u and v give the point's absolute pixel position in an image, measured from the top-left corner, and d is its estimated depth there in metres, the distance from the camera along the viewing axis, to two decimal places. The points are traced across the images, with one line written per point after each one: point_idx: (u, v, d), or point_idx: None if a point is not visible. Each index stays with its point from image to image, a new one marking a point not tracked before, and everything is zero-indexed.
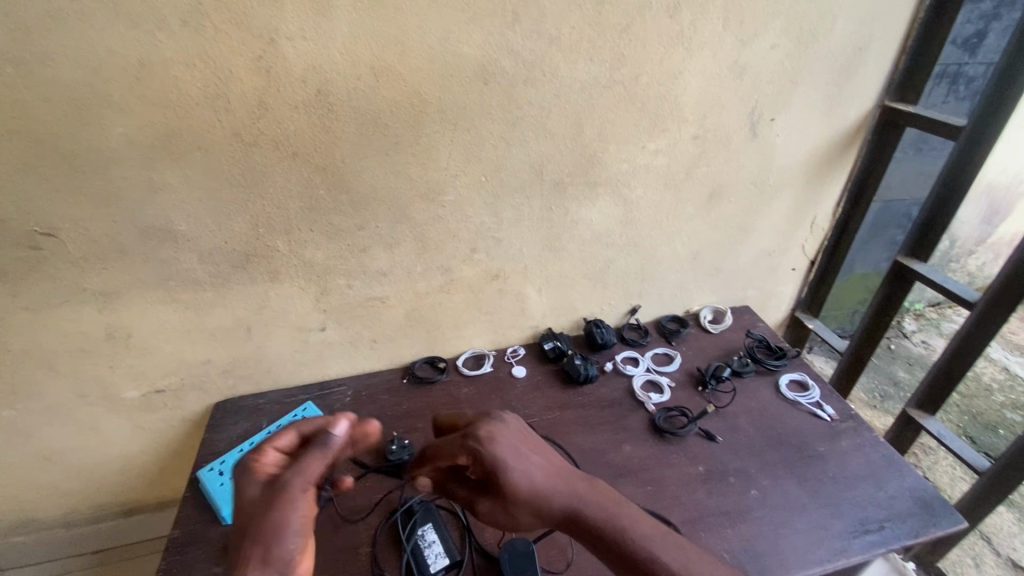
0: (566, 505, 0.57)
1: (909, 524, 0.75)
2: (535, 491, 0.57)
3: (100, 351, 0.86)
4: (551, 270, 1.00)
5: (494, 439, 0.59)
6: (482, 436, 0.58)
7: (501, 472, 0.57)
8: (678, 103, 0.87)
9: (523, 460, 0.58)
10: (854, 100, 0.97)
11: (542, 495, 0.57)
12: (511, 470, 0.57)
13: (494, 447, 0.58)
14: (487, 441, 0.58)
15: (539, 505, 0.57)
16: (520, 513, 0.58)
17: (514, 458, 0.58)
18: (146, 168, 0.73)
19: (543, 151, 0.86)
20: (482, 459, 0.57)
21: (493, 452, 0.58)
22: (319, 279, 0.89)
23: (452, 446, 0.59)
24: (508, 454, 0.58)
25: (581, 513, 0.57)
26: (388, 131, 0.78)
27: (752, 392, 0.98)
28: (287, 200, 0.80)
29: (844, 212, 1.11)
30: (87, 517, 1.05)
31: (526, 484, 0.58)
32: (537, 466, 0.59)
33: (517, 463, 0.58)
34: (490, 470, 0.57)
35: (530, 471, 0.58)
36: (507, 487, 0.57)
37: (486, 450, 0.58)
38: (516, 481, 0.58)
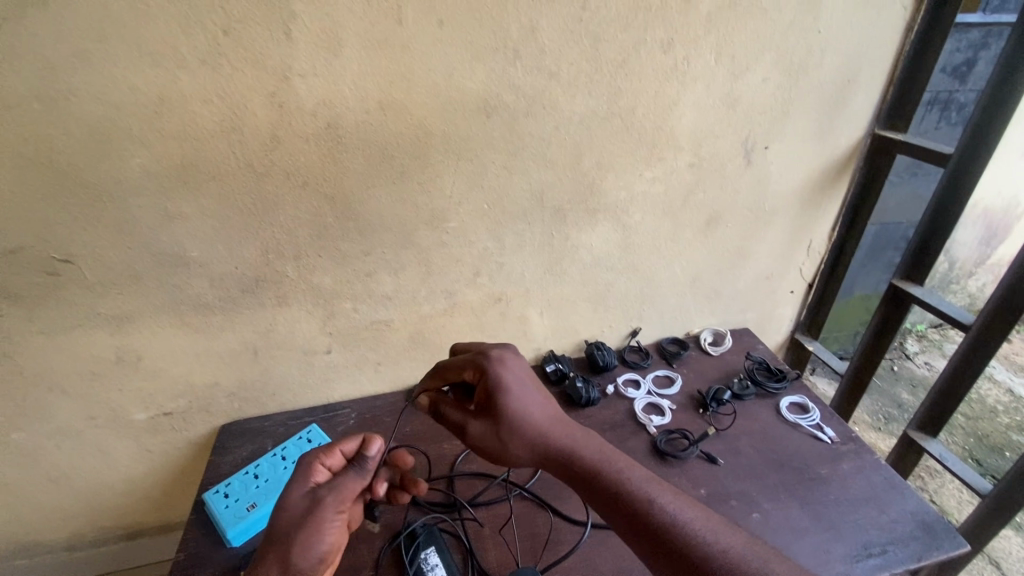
0: (554, 441, 0.65)
1: (911, 548, 0.75)
2: (529, 419, 0.66)
3: (110, 374, 0.88)
4: (552, 294, 1.02)
5: (504, 362, 0.69)
6: (493, 356, 0.70)
7: (502, 393, 0.66)
8: (673, 132, 0.90)
9: (524, 393, 0.67)
10: (845, 129, 1.00)
11: (536, 427, 0.66)
12: (512, 395, 0.67)
13: (502, 369, 0.68)
14: (498, 364, 0.69)
15: (530, 435, 0.65)
16: (513, 442, 0.65)
17: (518, 385, 0.67)
18: (162, 198, 0.76)
19: (543, 179, 0.89)
20: (489, 378, 0.68)
21: (500, 374, 0.68)
22: (325, 303, 0.91)
23: (466, 359, 0.71)
24: (510, 383, 0.67)
25: (570, 450, 0.64)
26: (394, 161, 0.81)
27: (753, 414, 0.99)
28: (296, 227, 0.82)
29: (840, 236, 1.13)
30: (91, 540, 1.05)
31: (523, 411, 0.66)
32: (535, 404, 0.67)
33: (519, 388, 0.67)
34: (493, 390, 0.67)
35: (528, 400, 0.67)
36: (505, 409, 0.66)
37: (494, 369, 0.68)
38: (514, 409, 0.66)
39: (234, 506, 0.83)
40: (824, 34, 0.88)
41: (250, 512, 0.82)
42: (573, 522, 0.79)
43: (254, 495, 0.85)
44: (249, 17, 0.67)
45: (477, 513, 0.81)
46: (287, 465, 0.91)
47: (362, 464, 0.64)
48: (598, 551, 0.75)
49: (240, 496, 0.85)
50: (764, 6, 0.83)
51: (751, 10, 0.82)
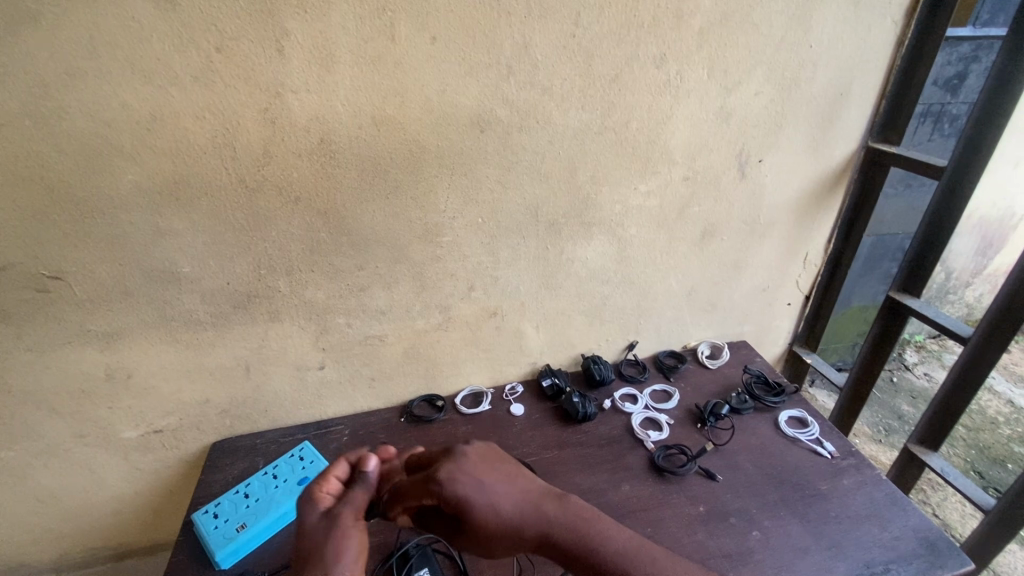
0: (538, 532, 0.59)
1: (914, 566, 0.73)
2: (507, 521, 0.58)
3: (100, 392, 0.87)
4: (548, 307, 1.01)
5: (458, 476, 0.58)
6: (443, 477, 0.58)
7: (466, 509, 0.57)
8: (667, 146, 0.90)
9: (488, 495, 0.58)
10: (839, 142, 1.00)
11: (514, 526, 0.58)
12: (476, 506, 0.57)
13: (458, 485, 0.58)
14: (450, 478, 0.58)
15: (513, 536, 0.59)
16: (497, 547, 0.59)
17: (479, 488, 0.58)
18: (153, 214, 0.75)
19: (538, 193, 0.88)
20: (444, 501, 0.57)
21: (456, 487, 0.58)
22: (319, 318, 0.90)
23: (410, 488, 0.59)
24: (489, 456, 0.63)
25: (555, 539, 0.59)
26: (388, 176, 0.80)
27: (752, 429, 0.98)
28: (289, 242, 0.82)
29: (836, 248, 1.13)
30: (79, 560, 1.03)
31: (498, 514, 0.58)
32: (504, 497, 0.59)
33: (485, 493, 0.58)
34: (454, 511, 0.57)
35: (500, 495, 0.59)
36: (477, 524, 0.57)
37: (449, 489, 0.57)
38: (487, 516, 0.58)
39: (223, 527, 0.81)
40: (815, 48, 0.89)
41: (241, 532, 0.80)
42: None
43: (245, 515, 0.83)
44: (242, 34, 0.67)
45: None
46: (278, 484, 0.89)
47: (368, 475, 0.61)
48: None
49: (230, 516, 0.83)
50: (755, 21, 0.83)
51: (743, 25, 0.83)
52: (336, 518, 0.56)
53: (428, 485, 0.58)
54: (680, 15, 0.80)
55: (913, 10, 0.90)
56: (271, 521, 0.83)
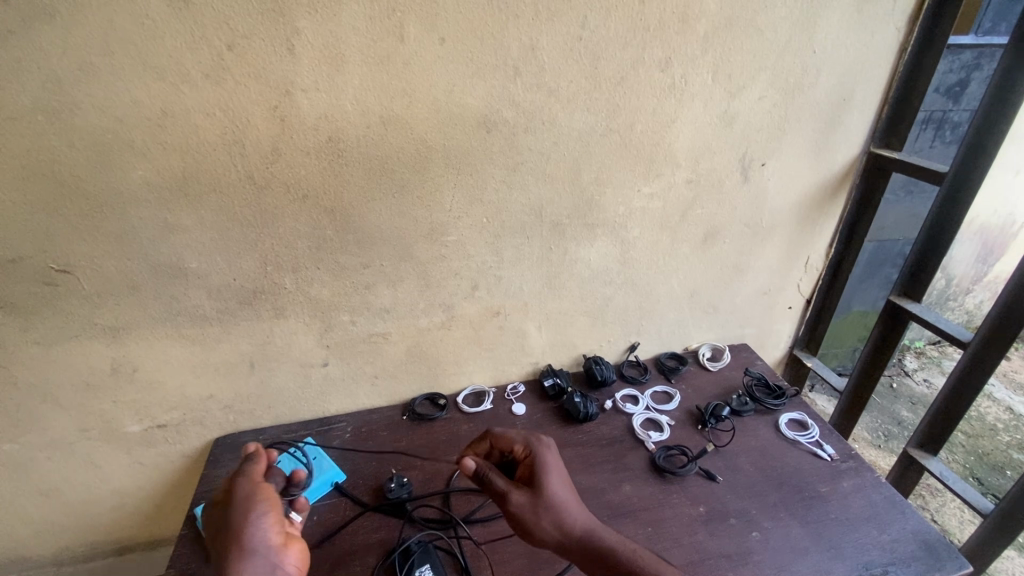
0: (585, 522, 0.66)
1: (912, 568, 0.74)
2: (563, 497, 0.68)
3: (105, 386, 0.87)
4: (551, 308, 1.02)
5: (552, 450, 0.73)
6: (544, 441, 0.74)
7: (546, 470, 0.69)
8: (671, 150, 0.91)
9: (563, 475, 0.70)
10: (841, 147, 1.01)
11: (569, 504, 0.67)
12: (554, 476, 0.70)
13: (550, 455, 0.72)
14: (546, 450, 0.73)
15: (562, 513, 0.66)
16: (547, 515, 0.66)
17: (561, 471, 0.72)
18: (162, 210, 0.76)
19: (542, 194, 0.89)
20: (537, 457, 0.71)
21: (545, 456, 0.71)
22: (323, 315, 0.91)
23: (518, 435, 0.75)
24: (556, 459, 0.72)
25: (594, 533, 0.66)
26: (394, 175, 0.81)
27: (752, 431, 0.98)
28: (295, 239, 0.82)
29: (838, 252, 1.13)
30: (81, 555, 1.03)
31: (561, 490, 0.68)
32: (569, 496, 0.69)
33: (560, 473, 0.71)
34: (539, 465, 0.70)
35: (567, 487, 0.70)
36: (546, 484, 0.68)
37: (542, 452, 0.72)
38: (555, 484, 0.69)
39: None
40: (819, 54, 0.89)
41: None
42: None
43: None
44: (253, 32, 0.68)
45: (473, 532, 0.80)
46: None
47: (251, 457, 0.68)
48: None
49: None
50: (760, 27, 0.84)
51: (746, 30, 0.84)
52: (234, 490, 0.62)
53: (528, 443, 0.73)
54: (686, 20, 0.81)
55: (916, 17, 0.91)
56: None
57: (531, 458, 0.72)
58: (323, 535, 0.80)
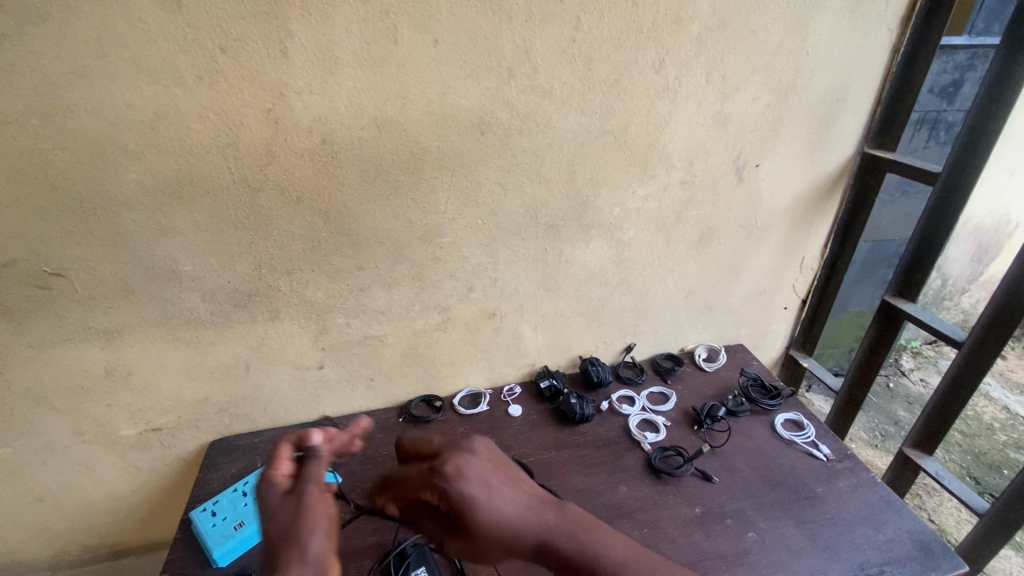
0: (541, 538, 0.51)
1: (908, 568, 0.74)
2: (504, 521, 0.51)
3: (100, 389, 0.87)
4: (547, 309, 1.02)
5: (463, 469, 0.52)
6: (449, 472, 0.52)
7: (467, 513, 0.50)
8: (666, 151, 0.91)
9: (494, 493, 0.51)
10: (835, 147, 1.01)
11: (513, 526, 0.50)
12: (483, 508, 0.51)
13: (461, 478, 0.52)
14: (456, 472, 0.52)
15: (509, 543, 0.50)
16: (494, 552, 0.50)
17: (492, 491, 0.52)
18: (156, 213, 0.76)
19: (537, 195, 0.89)
20: (449, 499, 0.51)
21: (460, 481, 0.51)
22: (319, 318, 0.90)
23: (418, 478, 0.53)
24: (475, 471, 0.52)
25: (557, 550, 0.51)
26: (389, 177, 0.81)
27: (748, 432, 0.98)
28: (290, 242, 0.82)
29: (833, 252, 1.14)
30: (75, 559, 1.03)
31: (500, 525, 0.51)
32: (509, 502, 0.52)
33: (492, 500, 0.51)
34: (457, 511, 0.50)
35: (505, 499, 0.52)
36: (477, 532, 0.50)
37: (452, 480, 0.51)
38: (490, 523, 0.50)
39: (222, 525, 0.81)
40: (812, 54, 0.90)
41: (240, 530, 0.80)
42: None
43: (243, 513, 0.83)
44: (246, 35, 0.68)
45: None
46: None
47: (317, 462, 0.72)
48: None
49: (229, 514, 0.83)
50: (753, 28, 0.84)
51: (740, 31, 0.84)
52: None
53: (431, 474, 0.53)
54: (679, 22, 0.81)
55: (908, 18, 0.92)
56: None
57: (443, 494, 0.51)
58: None
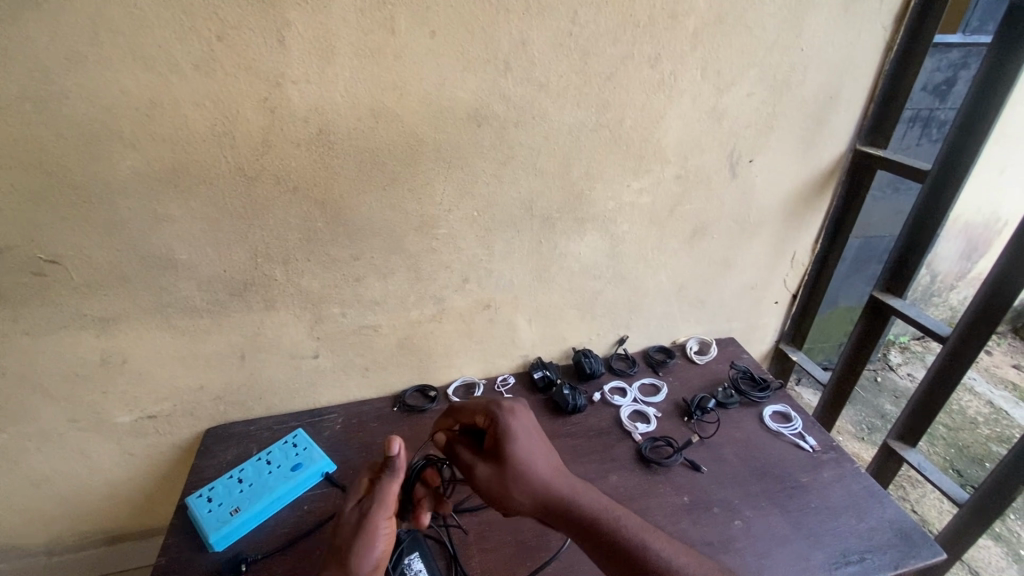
0: (559, 484, 0.67)
1: (888, 555, 0.76)
2: (536, 464, 0.67)
3: (95, 376, 0.88)
4: (541, 301, 1.03)
5: (515, 413, 0.71)
6: (505, 407, 0.71)
7: (511, 437, 0.68)
8: (661, 145, 0.92)
9: (531, 442, 0.69)
10: (828, 144, 1.02)
11: (541, 469, 0.67)
12: (521, 442, 0.69)
13: (512, 418, 0.70)
14: (510, 415, 0.71)
15: (533, 480, 0.66)
16: (518, 485, 0.66)
17: (530, 435, 0.70)
18: (152, 201, 0.76)
19: (532, 187, 0.90)
20: (499, 425, 0.69)
21: (510, 422, 0.70)
22: (314, 307, 0.91)
23: (478, 406, 0.73)
24: (522, 421, 0.71)
25: (571, 495, 0.66)
26: (385, 167, 0.82)
27: (737, 423, 1.00)
28: (286, 231, 0.83)
29: (823, 248, 1.15)
30: (71, 544, 1.04)
31: (529, 460, 0.67)
32: (539, 454, 0.69)
33: (528, 438, 0.69)
34: (503, 435, 0.68)
35: (537, 451, 0.69)
36: (511, 453, 0.67)
37: (507, 419, 0.70)
38: (521, 454, 0.68)
39: (217, 510, 0.82)
40: (807, 51, 0.90)
41: (235, 516, 0.81)
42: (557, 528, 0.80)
43: (238, 499, 0.84)
44: (242, 23, 0.68)
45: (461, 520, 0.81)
46: (272, 469, 0.89)
47: (398, 463, 0.65)
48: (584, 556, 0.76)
49: (224, 500, 0.84)
50: (749, 24, 0.85)
51: (736, 27, 0.85)
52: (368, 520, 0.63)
53: (488, 411, 0.71)
54: (675, 17, 0.81)
55: (902, 17, 0.92)
56: (264, 505, 0.83)
57: (496, 427, 0.70)
58: (313, 524, 0.81)
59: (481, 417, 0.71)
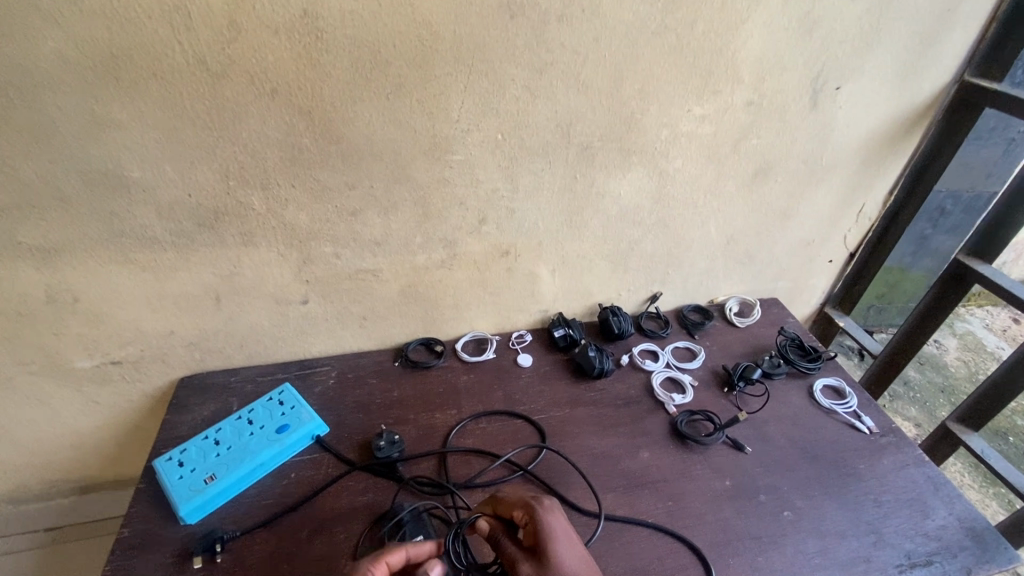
0: None
1: (959, 560, 0.67)
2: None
3: (42, 316, 0.74)
4: (569, 249, 0.88)
5: (556, 513, 0.56)
6: (545, 502, 0.56)
7: (551, 542, 0.53)
8: (735, 60, 0.73)
9: (572, 546, 0.54)
10: (932, 72, 0.83)
11: None
12: (562, 548, 0.53)
13: (552, 518, 0.55)
14: (550, 513, 0.56)
15: None
16: None
17: (572, 539, 0.55)
18: (88, 98, 0.59)
19: (572, 107, 0.72)
20: (538, 525, 0.54)
21: (551, 523, 0.54)
22: (301, 245, 0.76)
23: (515, 497, 0.58)
24: (563, 522, 0.56)
25: None
26: (389, 69, 0.64)
27: (783, 397, 0.88)
28: (264, 148, 0.66)
29: (896, 201, 0.99)
30: (38, 493, 0.95)
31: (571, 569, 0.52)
32: (580, 561, 0.53)
33: (570, 544, 0.54)
34: (541, 537, 0.53)
35: (581, 560, 0.54)
36: (551, 561, 0.52)
37: (546, 519, 0.55)
38: (565, 563, 0.52)
39: (189, 477, 0.71)
40: None
41: (209, 486, 0.70)
42: (585, 513, 0.69)
43: (214, 465, 0.72)
44: None
45: (470, 500, 0.70)
46: (254, 430, 0.77)
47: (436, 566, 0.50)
48: (613, 549, 0.66)
49: (197, 466, 0.72)
50: None
51: None
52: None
53: (526, 505, 0.56)
54: None
55: None
56: (245, 472, 0.72)
57: (533, 526, 0.55)
58: (301, 497, 0.71)
59: (516, 513, 0.56)
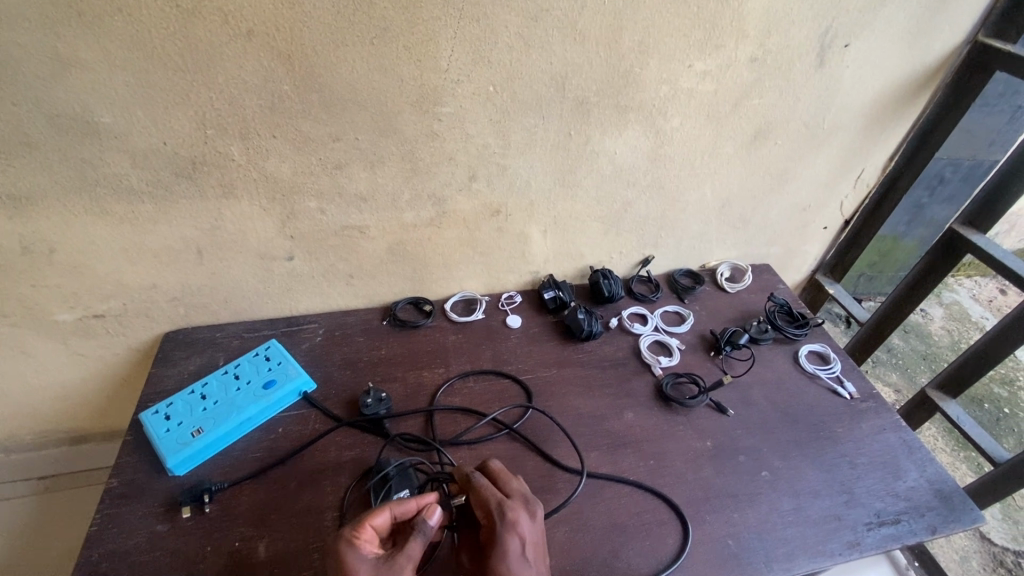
0: None
1: (926, 519, 0.69)
2: None
3: (18, 266, 0.72)
4: (561, 209, 0.86)
5: (519, 531, 0.52)
6: (510, 516, 0.53)
7: (498, 558, 0.51)
8: (741, 11, 0.69)
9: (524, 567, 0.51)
10: (944, 30, 0.80)
11: None
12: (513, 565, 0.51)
13: (512, 536, 0.52)
14: (512, 530, 0.52)
15: None
16: None
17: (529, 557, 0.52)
18: (48, 33, 0.55)
19: (568, 58, 0.69)
20: (493, 537, 0.52)
21: (506, 542, 0.51)
22: (283, 199, 0.73)
23: (486, 497, 0.55)
24: (524, 537, 0.52)
25: None
26: (374, 10, 0.60)
27: (768, 362, 0.89)
28: (242, 94, 0.63)
29: (896, 167, 0.97)
30: (28, 443, 0.95)
31: None
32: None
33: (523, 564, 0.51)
34: (492, 549, 0.52)
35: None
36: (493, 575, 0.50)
37: (503, 536, 0.52)
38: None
39: (176, 430, 0.71)
40: None
41: (196, 439, 0.70)
42: (568, 470, 0.71)
43: (200, 419, 0.73)
44: None
45: (456, 458, 0.71)
46: (240, 385, 0.77)
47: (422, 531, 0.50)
48: (593, 504, 0.67)
49: (184, 419, 0.73)
50: None
51: None
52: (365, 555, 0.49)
53: (492, 511, 0.54)
54: None
55: None
56: (233, 426, 0.72)
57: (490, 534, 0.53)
58: (288, 451, 0.71)
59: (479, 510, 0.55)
